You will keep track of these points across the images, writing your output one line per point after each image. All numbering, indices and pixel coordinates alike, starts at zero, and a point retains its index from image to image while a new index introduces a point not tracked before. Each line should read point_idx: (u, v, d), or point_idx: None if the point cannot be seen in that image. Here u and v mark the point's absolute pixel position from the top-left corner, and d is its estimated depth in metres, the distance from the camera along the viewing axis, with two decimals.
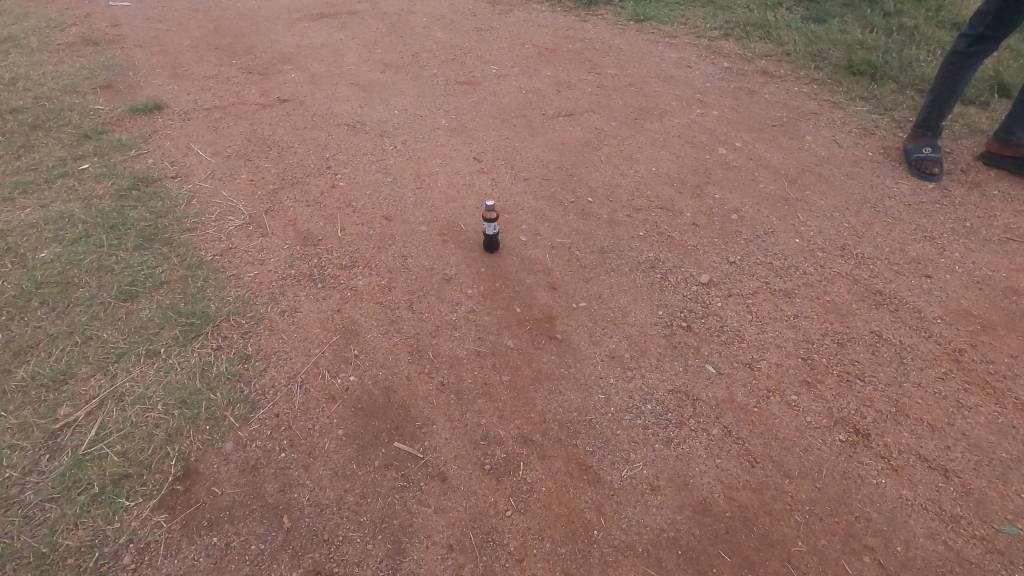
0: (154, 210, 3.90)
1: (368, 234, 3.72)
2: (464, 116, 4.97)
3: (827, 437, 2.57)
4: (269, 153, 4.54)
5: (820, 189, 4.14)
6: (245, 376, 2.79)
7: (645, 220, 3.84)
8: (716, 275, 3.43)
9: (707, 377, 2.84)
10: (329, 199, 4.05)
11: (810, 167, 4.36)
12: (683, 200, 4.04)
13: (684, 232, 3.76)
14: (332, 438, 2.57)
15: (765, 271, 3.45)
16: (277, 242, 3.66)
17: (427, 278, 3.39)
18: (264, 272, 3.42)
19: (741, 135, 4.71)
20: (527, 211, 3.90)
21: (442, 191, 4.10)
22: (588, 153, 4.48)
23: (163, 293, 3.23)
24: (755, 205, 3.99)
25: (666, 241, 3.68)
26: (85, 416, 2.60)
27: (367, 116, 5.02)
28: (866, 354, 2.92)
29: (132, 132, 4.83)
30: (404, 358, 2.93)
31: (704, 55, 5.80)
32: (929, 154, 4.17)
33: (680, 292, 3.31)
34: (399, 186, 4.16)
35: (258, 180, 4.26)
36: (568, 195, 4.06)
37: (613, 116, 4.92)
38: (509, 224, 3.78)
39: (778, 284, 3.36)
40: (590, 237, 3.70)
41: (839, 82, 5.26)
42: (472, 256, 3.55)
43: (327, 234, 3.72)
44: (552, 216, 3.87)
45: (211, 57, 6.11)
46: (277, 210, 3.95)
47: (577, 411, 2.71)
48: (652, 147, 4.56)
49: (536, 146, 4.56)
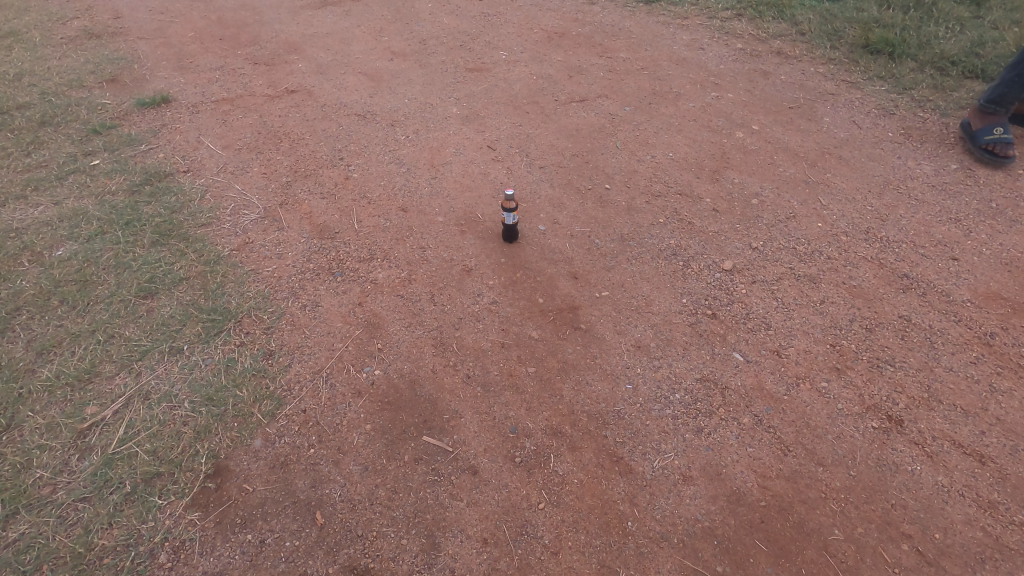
0: (168, 206, 3.87)
1: (385, 226, 3.69)
2: (475, 103, 4.90)
3: (860, 424, 2.55)
4: (281, 146, 4.49)
5: (841, 172, 4.08)
6: (270, 371, 2.78)
7: (664, 207, 3.80)
8: (739, 261, 3.39)
9: (735, 366, 2.82)
10: (344, 191, 4.01)
11: (829, 150, 4.29)
12: (702, 185, 3.98)
13: (705, 218, 3.71)
14: (361, 432, 2.56)
15: (788, 257, 3.40)
16: (293, 236, 3.64)
17: (447, 270, 3.36)
18: (283, 267, 3.39)
19: (758, 117, 4.64)
20: (545, 199, 3.85)
21: (457, 181, 4.05)
22: (603, 140, 4.42)
23: (183, 289, 3.21)
24: (775, 190, 3.93)
25: (687, 227, 3.63)
26: (112, 415, 2.59)
27: (377, 105, 4.95)
28: (896, 340, 2.89)
29: (141, 126, 4.78)
30: (428, 351, 2.91)
31: (716, 36, 5.69)
32: (1000, 135, 3.98)
33: (704, 280, 3.28)
34: (413, 176, 4.11)
35: (271, 173, 4.22)
36: (585, 183, 4.01)
37: (627, 101, 4.84)
38: (527, 213, 3.73)
39: (802, 269, 3.31)
40: (610, 225, 3.66)
41: (856, 61, 5.17)
42: (491, 246, 3.51)
43: (343, 227, 3.69)
44: (570, 204, 3.82)
45: (216, 47, 6.03)
46: (291, 203, 3.91)
47: (605, 402, 2.69)
48: (667, 131, 4.49)
49: (550, 133, 4.49)
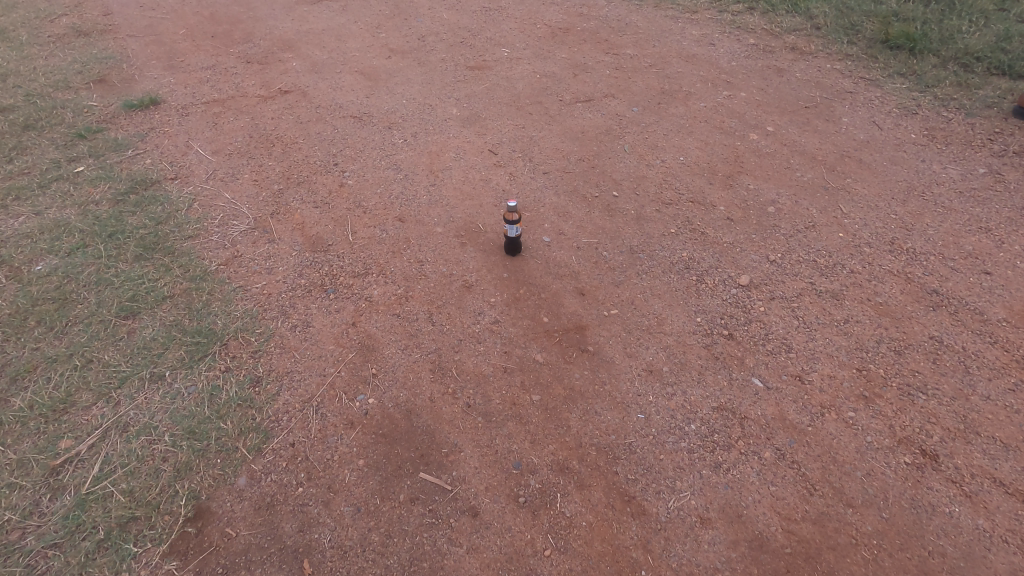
0: (154, 216, 3.68)
1: (381, 237, 3.50)
2: (476, 104, 4.69)
3: (891, 460, 2.36)
4: (273, 150, 4.29)
5: (862, 177, 3.86)
6: (257, 401, 2.60)
7: (675, 215, 3.60)
8: (757, 275, 3.19)
9: (754, 393, 2.63)
10: (338, 199, 3.82)
11: (849, 153, 4.07)
12: (715, 192, 3.77)
13: (719, 228, 3.51)
14: (353, 469, 2.39)
15: (809, 270, 3.20)
16: (284, 248, 3.46)
17: (446, 286, 3.17)
18: (272, 283, 3.21)
19: (773, 118, 4.41)
20: (549, 208, 3.66)
21: (456, 187, 3.85)
22: (610, 142, 4.21)
23: (166, 308, 3.03)
24: (792, 197, 3.72)
25: (700, 238, 3.43)
26: (88, 450, 2.43)
27: (373, 107, 4.75)
28: (927, 363, 2.69)
29: (128, 130, 4.58)
30: (426, 377, 2.72)
31: (728, 31, 5.45)
32: None
33: (719, 296, 3.08)
34: (411, 183, 3.91)
35: (262, 180, 4.02)
36: (591, 189, 3.80)
37: (635, 101, 4.62)
38: (530, 223, 3.54)
39: (824, 285, 3.11)
40: (618, 236, 3.46)
41: (874, 58, 4.93)
42: (493, 260, 3.32)
43: (337, 239, 3.50)
44: (576, 213, 3.62)
45: (208, 45, 5.82)
46: (283, 212, 3.73)
47: (616, 434, 2.51)
48: (678, 133, 4.27)
49: (555, 136, 4.28)
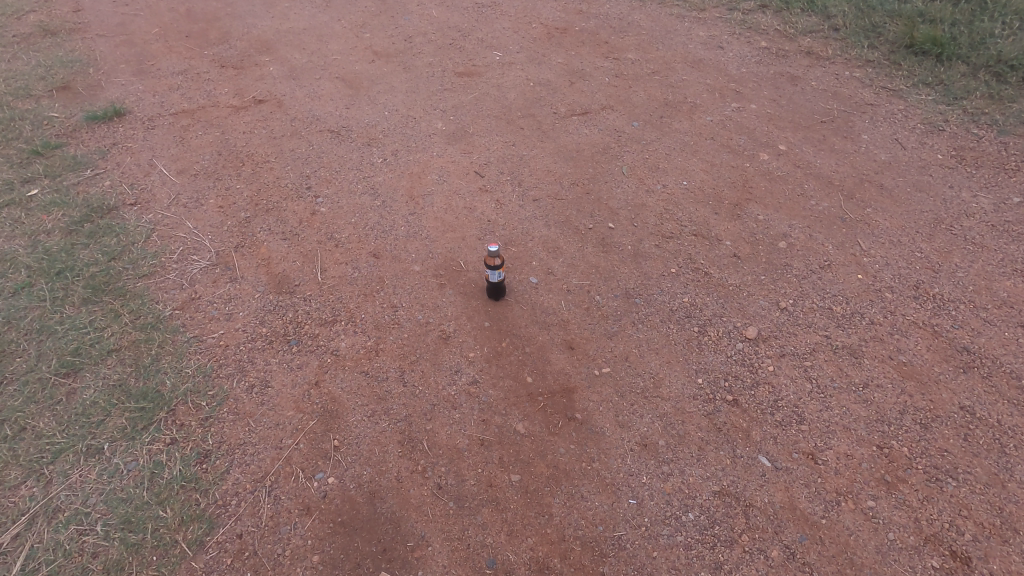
0: (108, 249, 3.38)
1: (353, 276, 3.19)
2: (463, 117, 4.34)
3: (917, 564, 2.07)
4: (242, 171, 3.97)
5: (883, 206, 3.51)
6: (203, 482, 2.33)
7: (676, 252, 3.27)
8: (766, 326, 2.87)
9: (761, 474, 2.33)
10: (309, 230, 3.50)
11: (868, 176, 3.72)
12: (721, 223, 3.44)
13: (724, 267, 3.19)
14: (306, 568, 2.12)
15: (823, 321, 2.89)
16: (247, 289, 3.16)
17: (421, 337, 2.88)
18: (231, 333, 2.92)
19: (785, 134, 4.05)
20: (538, 242, 3.34)
21: (438, 217, 3.53)
22: (607, 163, 3.86)
23: (111, 364, 2.74)
24: (806, 229, 3.39)
25: (703, 280, 3.11)
26: (10, 542, 2.17)
27: (353, 119, 4.40)
28: (958, 441, 2.38)
29: (89, 145, 4.26)
30: (393, 451, 2.44)
31: (738, 32, 5.04)
32: None
33: (723, 352, 2.77)
34: (389, 211, 3.59)
35: (228, 206, 3.71)
36: (585, 220, 3.48)
37: (635, 114, 4.26)
38: (517, 260, 3.23)
39: (840, 339, 2.80)
40: (613, 277, 3.14)
41: (897, 64, 4.54)
42: (474, 304, 3.02)
43: (305, 278, 3.20)
44: (567, 249, 3.30)
45: (181, 46, 5.46)
46: (248, 245, 3.42)
47: (603, 524, 2.22)
48: (681, 153, 3.92)
49: (547, 155, 3.94)
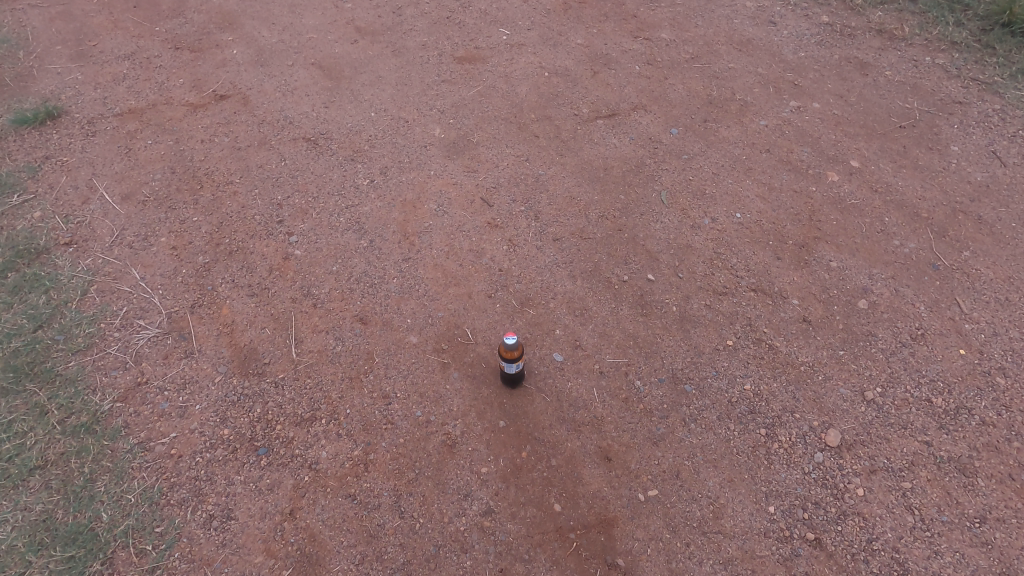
0: (33, 310, 2.73)
1: (335, 352, 2.60)
2: (465, 119, 3.59)
3: None
4: (200, 197, 3.28)
5: (984, 248, 2.87)
6: None
7: (733, 315, 2.66)
8: (850, 427, 2.31)
9: None
10: (281, 281, 2.87)
11: (963, 205, 3.04)
12: (786, 273, 2.80)
13: (793, 337, 2.58)
14: None
15: (922, 420, 2.32)
16: (205, 370, 2.57)
17: (421, 444, 2.31)
18: (185, 437, 2.36)
19: (857, 145, 3.33)
20: (561, 302, 2.72)
21: (437, 264, 2.89)
22: (642, 186, 3.17)
23: (34, 488, 2.19)
24: (890, 282, 2.76)
25: (768, 357, 2.52)
26: None
27: (332, 123, 3.66)
28: None
29: (15, 159, 3.51)
30: None
31: (793, 3, 4.19)
32: None
33: (798, 466, 2.22)
34: (377, 255, 2.94)
35: (183, 248, 3.05)
36: (618, 268, 2.83)
37: (673, 117, 3.52)
38: (535, 330, 2.63)
39: (945, 448, 2.24)
40: (655, 352, 2.55)
41: (989, 47, 3.75)
42: (485, 393, 2.44)
43: (277, 354, 2.61)
44: (597, 311, 2.69)
45: (128, 21, 4.58)
46: (207, 305, 2.80)
47: None
48: (732, 173, 3.22)
49: (569, 175, 3.25)
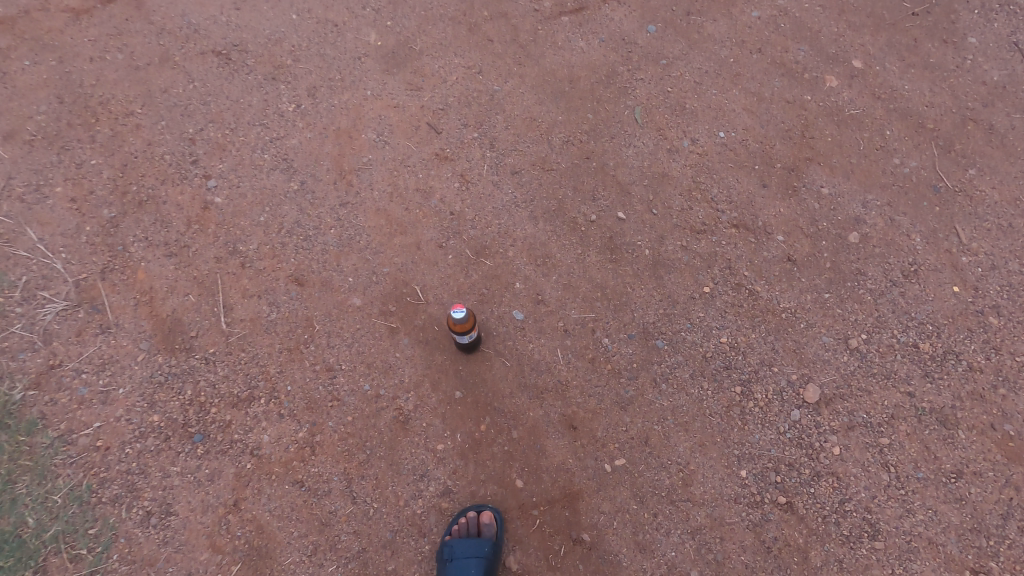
0: None
1: (270, 319, 2.33)
2: (405, 20, 3.00)
3: None
4: (95, 132, 2.77)
5: (992, 164, 2.57)
6: None
7: (711, 257, 2.39)
8: (831, 380, 2.16)
9: None
10: (202, 237, 2.51)
11: (973, 111, 2.69)
12: (771, 204, 2.49)
13: (776, 279, 2.35)
14: None
15: (907, 368, 2.17)
16: (125, 347, 2.29)
17: (371, 422, 2.13)
18: (112, 426, 2.14)
19: (862, 40, 2.86)
20: (521, 249, 2.42)
21: (380, 209, 2.52)
22: (613, 102, 2.74)
23: None
24: (886, 208, 2.48)
25: (747, 304, 2.30)
26: None
27: (245, 28, 3.04)
28: None
29: None
30: None
31: None
32: None
33: (774, 426, 2.10)
34: (311, 200, 2.56)
35: (83, 198, 2.61)
36: (585, 206, 2.50)
37: (651, 9, 2.97)
38: (492, 284, 2.35)
39: (928, 398, 2.12)
40: (625, 305, 2.31)
41: None
42: (438, 361, 2.22)
43: (205, 325, 2.33)
44: (561, 258, 2.40)
45: None
46: (120, 269, 2.45)
47: None
48: (717, 80, 2.78)
49: (528, 90, 2.78)
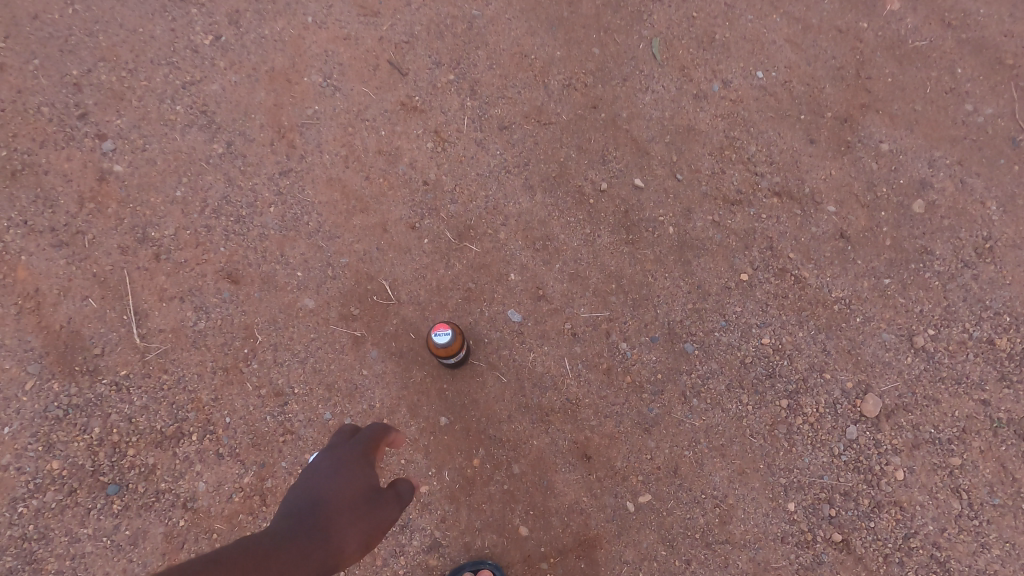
0: None
1: (198, 329, 1.83)
2: None
3: None
4: None
5: None
6: None
7: (750, 235, 1.93)
8: (895, 389, 1.80)
9: None
10: (98, 219, 1.92)
11: None
12: (821, 165, 2.01)
13: (827, 262, 1.91)
14: None
15: (982, 371, 1.81)
16: (9, 372, 1.78)
17: None
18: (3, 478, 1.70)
19: None
20: (515, 229, 1.92)
21: (332, 179, 1.96)
22: (629, 27, 2.08)
23: None
24: (958, 168, 2.01)
25: (793, 295, 1.88)
26: None
27: None
28: None
29: None
30: None
31: None
32: None
33: (827, 447, 1.75)
34: (240, 167, 1.97)
35: None
36: (592, 171, 1.98)
37: None
38: (480, 277, 1.88)
39: (1008, 408, 1.78)
40: (646, 300, 1.87)
41: None
42: (416, 378, 1.78)
43: (112, 339, 1.82)
44: (565, 240, 1.91)
45: None
46: None
47: None
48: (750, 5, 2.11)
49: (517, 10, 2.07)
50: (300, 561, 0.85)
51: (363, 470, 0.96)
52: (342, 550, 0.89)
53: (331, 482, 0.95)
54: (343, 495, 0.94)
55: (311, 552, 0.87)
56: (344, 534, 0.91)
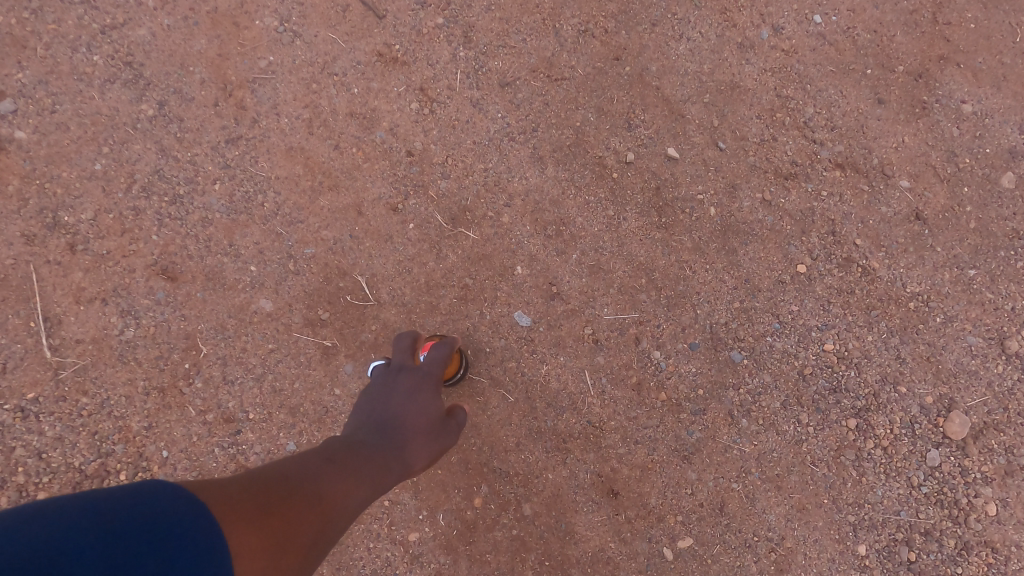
0: None
1: (129, 339, 1.48)
2: None
3: None
4: None
5: None
6: None
7: (808, 217, 1.57)
8: (985, 405, 1.48)
9: None
10: None
11: None
12: (892, 131, 1.62)
13: (899, 251, 1.56)
14: None
15: None
16: None
17: None
18: None
19: None
20: (521, 211, 1.56)
21: (294, 148, 1.58)
22: None
23: None
24: None
25: (860, 290, 1.54)
26: None
27: None
28: None
29: None
30: None
31: None
32: None
33: (903, 476, 1.45)
34: (175, 134, 1.57)
35: None
36: (616, 137, 1.60)
37: None
38: (479, 272, 1.53)
39: None
40: (682, 298, 1.52)
41: None
42: None
43: (16, 353, 1.46)
44: (584, 225, 1.56)
45: None
46: None
47: None
48: None
49: None
50: (382, 471, 0.89)
51: (433, 398, 1.03)
52: (413, 468, 0.94)
53: (408, 401, 1.02)
54: (418, 415, 1.00)
55: (392, 461, 0.92)
56: (414, 454, 0.95)
